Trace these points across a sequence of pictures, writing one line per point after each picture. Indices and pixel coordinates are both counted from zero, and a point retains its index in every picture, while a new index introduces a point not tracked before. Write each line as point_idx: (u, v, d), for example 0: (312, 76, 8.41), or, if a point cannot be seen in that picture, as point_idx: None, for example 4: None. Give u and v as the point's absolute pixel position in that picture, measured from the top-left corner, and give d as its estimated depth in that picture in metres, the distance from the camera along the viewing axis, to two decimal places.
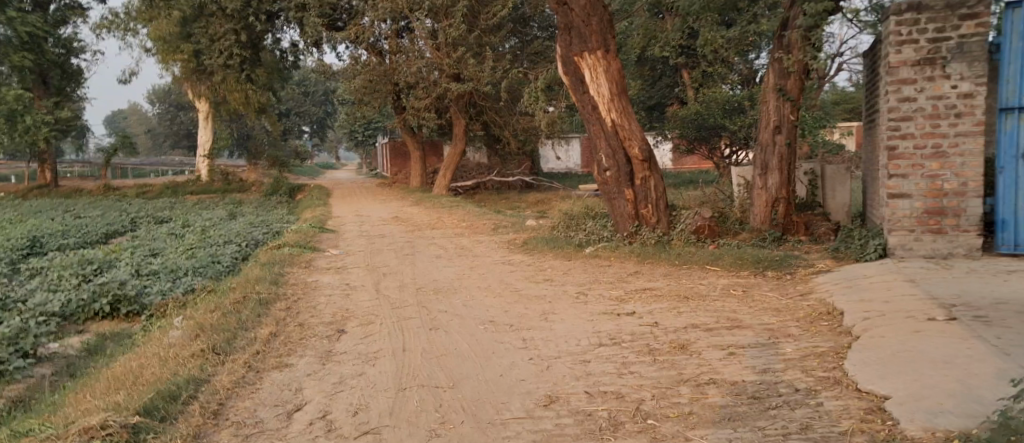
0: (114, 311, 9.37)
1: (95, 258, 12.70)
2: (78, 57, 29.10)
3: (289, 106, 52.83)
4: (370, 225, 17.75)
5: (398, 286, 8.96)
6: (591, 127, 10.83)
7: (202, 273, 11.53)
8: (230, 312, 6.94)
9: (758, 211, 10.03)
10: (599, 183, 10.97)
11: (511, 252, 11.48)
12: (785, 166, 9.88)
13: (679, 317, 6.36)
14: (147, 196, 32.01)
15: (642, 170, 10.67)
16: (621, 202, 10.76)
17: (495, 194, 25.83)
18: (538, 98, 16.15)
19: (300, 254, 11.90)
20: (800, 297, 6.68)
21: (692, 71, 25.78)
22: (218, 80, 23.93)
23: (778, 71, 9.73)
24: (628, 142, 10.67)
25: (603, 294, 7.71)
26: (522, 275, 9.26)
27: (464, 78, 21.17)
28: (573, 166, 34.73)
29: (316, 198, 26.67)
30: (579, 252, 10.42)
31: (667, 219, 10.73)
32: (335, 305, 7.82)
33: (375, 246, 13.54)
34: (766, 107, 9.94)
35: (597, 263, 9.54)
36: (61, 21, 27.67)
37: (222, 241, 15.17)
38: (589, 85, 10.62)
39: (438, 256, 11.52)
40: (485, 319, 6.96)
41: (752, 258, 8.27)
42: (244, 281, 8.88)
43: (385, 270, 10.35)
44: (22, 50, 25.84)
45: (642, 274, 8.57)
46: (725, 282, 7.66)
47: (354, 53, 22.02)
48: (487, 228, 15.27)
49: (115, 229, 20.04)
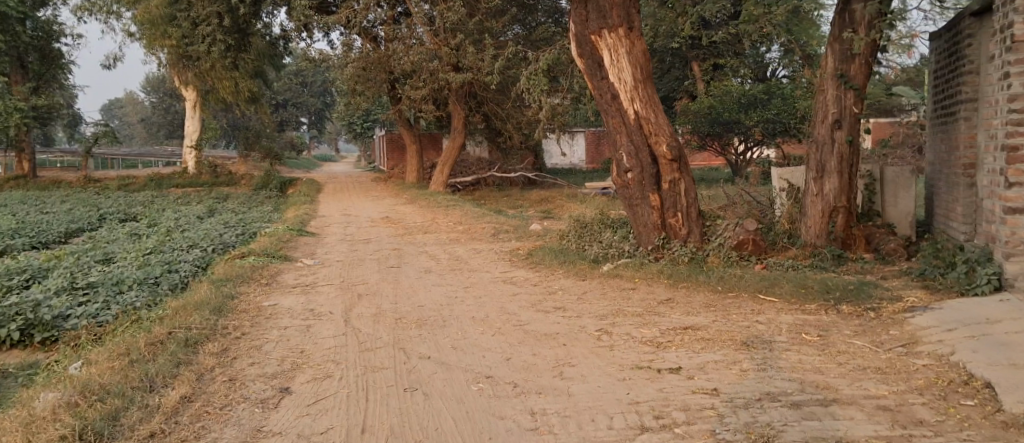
0: (24, 338, 7.86)
1: (31, 269, 11.08)
2: (59, 41, 27.24)
3: (285, 96, 50.95)
4: (358, 226, 16.04)
5: (372, 315, 7.22)
6: (610, 120, 9.12)
7: (152, 288, 9.89)
8: (139, 361, 5.26)
9: (812, 222, 8.28)
10: (618, 187, 9.26)
11: (512, 267, 9.75)
12: (845, 169, 8.12)
13: (744, 381, 4.62)
14: (130, 189, 30.21)
15: (670, 172, 8.95)
16: (644, 210, 9.06)
17: (495, 191, 24.13)
18: (542, 87, 14.43)
19: (267, 266, 10.14)
20: (905, 348, 4.95)
21: (704, 63, 24.13)
22: (206, 67, 22.12)
23: (838, 53, 7.99)
24: (655, 138, 8.93)
25: (632, 334, 5.99)
26: (525, 302, 7.53)
27: (464, 68, 19.50)
28: (576, 162, 32.88)
29: (304, 195, 24.87)
30: (594, 271, 8.69)
31: (698, 231, 9.02)
32: (286, 346, 6.07)
33: (357, 254, 11.78)
34: (823, 97, 8.18)
35: (617, 287, 7.81)
36: (40, 3, 25.83)
37: (187, 245, 13.47)
38: (608, 70, 8.91)
39: (427, 271, 9.78)
40: (480, 372, 5.25)
41: (817, 287, 6.54)
42: (181, 308, 7.19)
43: (361, 289, 8.59)
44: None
45: (677, 306, 6.83)
46: (790, 320, 5.93)
47: (345, 37, 20.20)
48: (486, 233, 13.56)
49: (79, 227, 18.34)
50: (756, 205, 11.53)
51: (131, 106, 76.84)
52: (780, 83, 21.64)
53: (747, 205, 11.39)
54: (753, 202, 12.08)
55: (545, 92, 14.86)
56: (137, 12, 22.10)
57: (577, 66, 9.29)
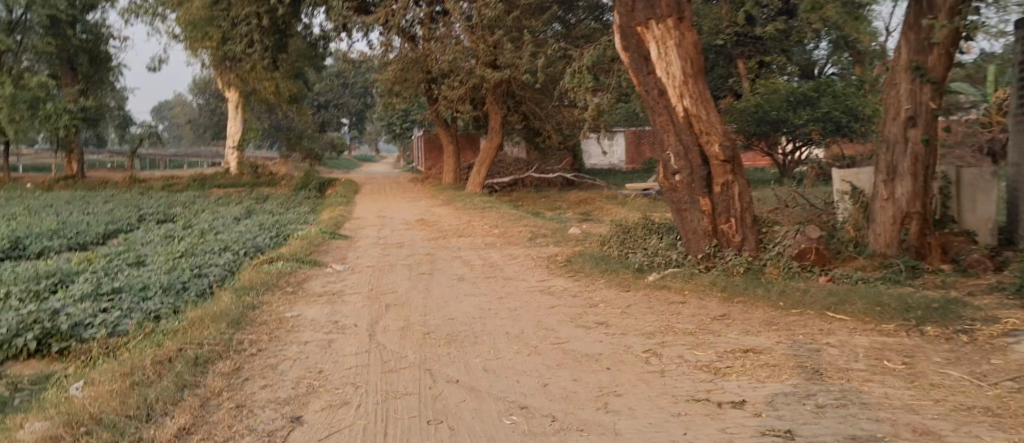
0: (42, 347, 7.41)
1: (61, 273, 10.82)
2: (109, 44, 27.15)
3: (326, 98, 51.09)
4: (392, 229, 15.57)
5: (399, 329, 6.70)
6: (656, 118, 8.49)
7: (179, 295, 9.49)
8: (141, 384, 4.81)
9: (881, 230, 7.53)
10: (665, 190, 8.62)
11: (550, 275, 9.15)
12: (920, 171, 7.35)
13: (823, 421, 3.98)
14: (173, 189, 30.35)
15: (722, 174, 8.26)
16: (693, 215, 8.38)
17: (534, 192, 23.54)
18: (583, 85, 13.81)
19: (294, 272, 9.71)
20: (1013, 385, 4.25)
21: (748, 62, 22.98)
22: (247, 69, 21.97)
23: (913, 43, 7.24)
24: (705, 137, 8.26)
25: (684, 357, 5.37)
26: (564, 316, 6.95)
27: (502, 66, 18.95)
28: (616, 162, 32.09)
29: (342, 195, 24.57)
30: (639, 281, 8.04)
31: (753, 238, 8.29)
32: (303, 365, 5.56)
33: (389, 259, 11.30)
34: (896, 91, 7.42)
35: (665, 301, 7.16)
36: (90, 6, 25.81)
37: (219, 248, 13.14)
38: (655, 65, 8.30)
39: (460, 279, 9.24)
40: (514, 401, 4.69)
41: (896, 304, 5.80)
42: (198, 320, 6.74)
43: (390, 300, 8.09)
44: (49, 36, 24.57)
45: (733, 324, 6.16)
46: (867, 344, 5.22)
47: (383, 37, 19.76)
48: (522, 237, 12.98)
49: (117, 228, 18.28)
50: (808, 209, 10.74)
51: (177, 107, 78.09)
52: (831, 79, 20.67)
53: (800, 209, 10.60)
54: (805, 205, 11.28)
55: (584, 91, 14.25)
56: (180, 14, 22.13)
57: (622, 60, 8.69)
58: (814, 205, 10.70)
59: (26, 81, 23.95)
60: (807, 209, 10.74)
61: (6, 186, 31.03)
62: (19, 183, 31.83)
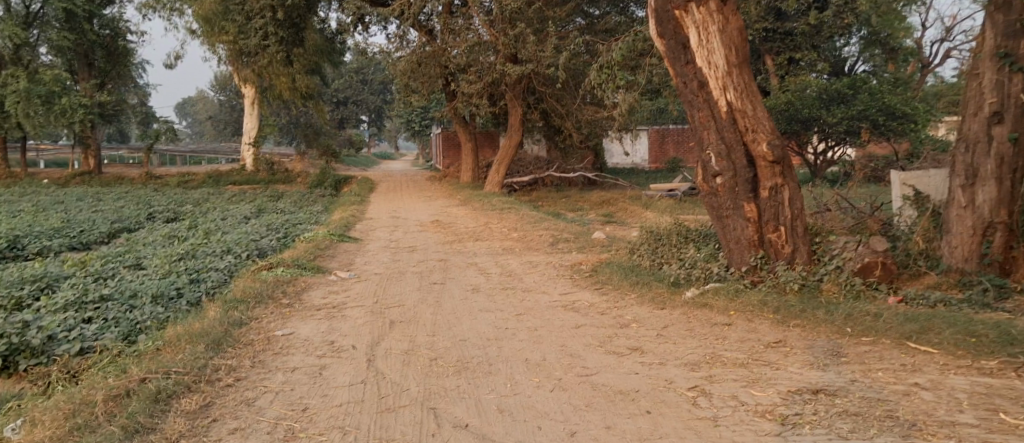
0: (9, 365, 6.56)
1: (49, 278, 10.04)
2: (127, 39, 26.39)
3: (346, 94, 49.99)
4: (405, 231, 14.73)
5: (402, 354, 5.85)
6: (695, 113, 7.59)
7: (169, 303, 8.67)
8: (84, 434, 3.98)
9: (958, 243, 6.60)
10: (706, 193, 7.71)
11: (574, 287, 8.27)
12: (1006, 175, 6.42)
13: None
14: (188, 186, 29.77)
15: (771, 176, 7.30)
16: (737, 222, 7.44)
17: (553, 192, 22.66)
18: (610, 80, 12.82)
19: (294, 280, 8.89)
20: None
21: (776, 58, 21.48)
22: (263, 63, 21.17)
23: (1000, 27, 6.31)
24: (752, 135, 7.31)
25: (739, 399, 4.45)
26: (590, 340, 6.07)
27: (523, 60, 18.00)
28: (639, 162, 31.19)
29: (356, 195, 23.76)
30: (676, 298, 7.12)
31: (806, 248, 7.29)
32: (285, 400, 4.71)
33: (398, 266, 10.44)
34: (977, 83, 6.50)
35: (708, 323, 6.25)
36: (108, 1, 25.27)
37: (221, 251, 12.33)
38: (695, 54, 7.40)
39: (475, 290, 8.37)
40: None
41: (994, 335, 4.91)
42: (174, 339, 5.91)
43: (395, 315, 7.25)
44: (65, 30, 23.96)
45: (793, 354, 5.23)
46: (970, 389, 4.28)
47: (399, 30, 19.02)
48: (543, 242, 12.08)
49: (123, 227, 17.63)
50: (856, 214, 9.69)
51: (199, 103, 77.64)
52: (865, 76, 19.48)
53: (845, 215, 9.57)
54: (851, 210, 10.21)
55: (608, 85, 13.24)
56: (195, 7, 21.50)
57: (657, 48, 7.80)
58: (863, 209, 9.65)
59: (41, 75, 23.45)
60: (855, 214, 9.70)
61: (21, 182, 30.61)
62: (35, 178, 31.44)
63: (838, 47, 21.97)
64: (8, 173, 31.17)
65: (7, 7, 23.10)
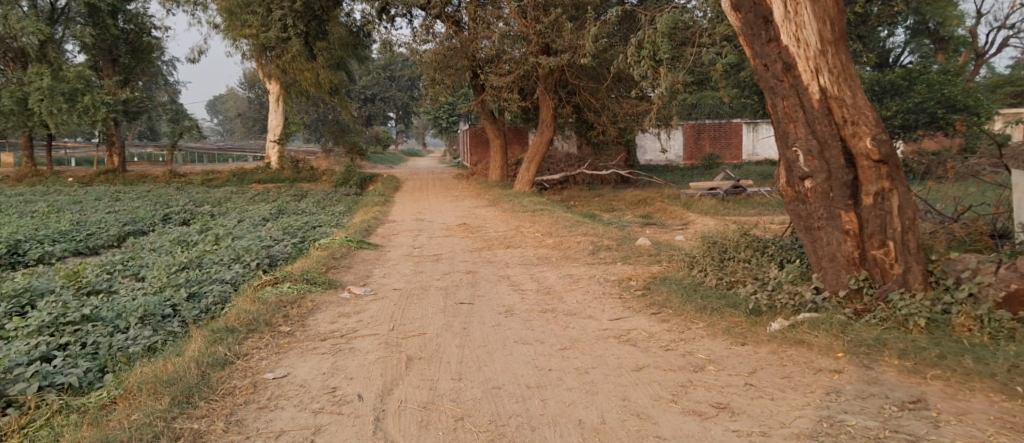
0: None
1: (29, 295, 8.88)
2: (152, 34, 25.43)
3: (373, 91, 48.75)
4: (430, 236, 13.49)
5: (420, 408, 4.61)
6: (778, 101, 6.22)
7: (159, 324, 7.47)
8: None
9: None
10: (791, 199, 6.34)
11: (625, 310, 6.93)
12: None
13: None
14: (211, 184, 28.87)
15: (876, 178, 5.84)
16: (832, 235, 6.05)
17: (585, 190, 21.33)
18: (647, 59, 11.22)
19: (301, 300, 7.65)
20: None
21: None
22: (285, 58, 19.95)
23: None
24: (852, 127, 5.87)
25: None
26: (660, 389, 4.77)
27: (556, 52, 16.63)
28: (673, 158, 29.44)
29: (379, 194, 22.54)
30: (759, 330, 5.74)
31: (921, 269, 5.81)
32: None
33: (419, 280, 9.16)
34: None
35: (810, 368, 4.90)
36: None
37: (228, 260, 11.14)
38: (778, 29, 6.04)
39: (508, 313, 7.04)
40: None
41: None
42: (134, 387, 4.85)
43: (413, 346, 6.01)
44: (88, 25, 23.04)
45: (947, 425, 4.04)
46: None
47: (425, 20, 17.76)
48: (582, 250, 10.76)
49: (135, 229, 16.63)
50: (932, 217, 8.32)
51: (229, 99, 76.62)
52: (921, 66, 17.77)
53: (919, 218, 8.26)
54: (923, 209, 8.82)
55: (649, 74, 11.79)
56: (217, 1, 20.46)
57: (732, 24, 6.47)
58: (937, 208, 8.32)
59: (64, 73, 22.58)
60: (928, 216, 8.33)
61: (46, 180, 29.89)
62: (60, 176, 30.67)
63: (886, 38, 20.39)
64: (31, 171, 30.48)
65: (32, 3, 22.25)
